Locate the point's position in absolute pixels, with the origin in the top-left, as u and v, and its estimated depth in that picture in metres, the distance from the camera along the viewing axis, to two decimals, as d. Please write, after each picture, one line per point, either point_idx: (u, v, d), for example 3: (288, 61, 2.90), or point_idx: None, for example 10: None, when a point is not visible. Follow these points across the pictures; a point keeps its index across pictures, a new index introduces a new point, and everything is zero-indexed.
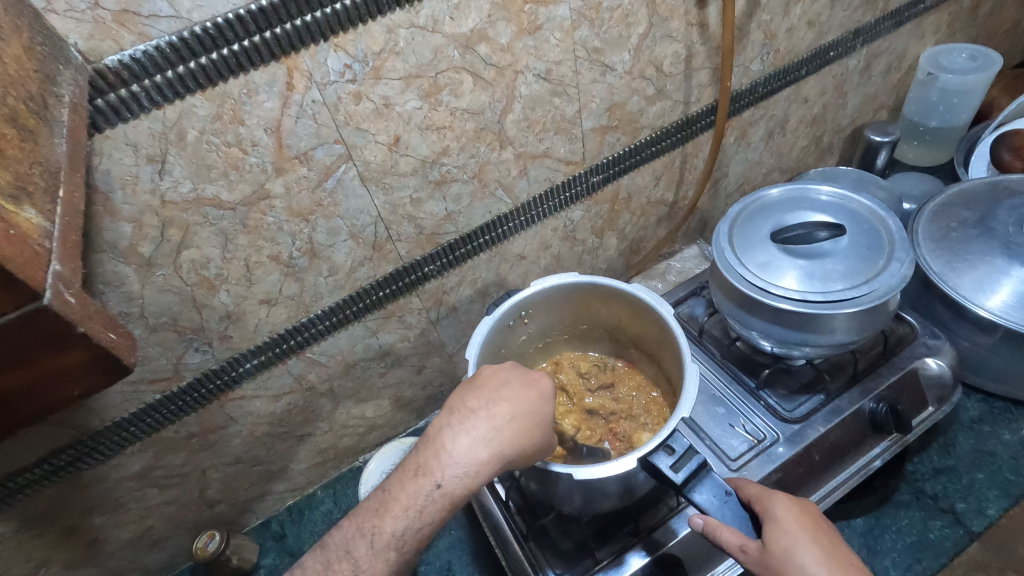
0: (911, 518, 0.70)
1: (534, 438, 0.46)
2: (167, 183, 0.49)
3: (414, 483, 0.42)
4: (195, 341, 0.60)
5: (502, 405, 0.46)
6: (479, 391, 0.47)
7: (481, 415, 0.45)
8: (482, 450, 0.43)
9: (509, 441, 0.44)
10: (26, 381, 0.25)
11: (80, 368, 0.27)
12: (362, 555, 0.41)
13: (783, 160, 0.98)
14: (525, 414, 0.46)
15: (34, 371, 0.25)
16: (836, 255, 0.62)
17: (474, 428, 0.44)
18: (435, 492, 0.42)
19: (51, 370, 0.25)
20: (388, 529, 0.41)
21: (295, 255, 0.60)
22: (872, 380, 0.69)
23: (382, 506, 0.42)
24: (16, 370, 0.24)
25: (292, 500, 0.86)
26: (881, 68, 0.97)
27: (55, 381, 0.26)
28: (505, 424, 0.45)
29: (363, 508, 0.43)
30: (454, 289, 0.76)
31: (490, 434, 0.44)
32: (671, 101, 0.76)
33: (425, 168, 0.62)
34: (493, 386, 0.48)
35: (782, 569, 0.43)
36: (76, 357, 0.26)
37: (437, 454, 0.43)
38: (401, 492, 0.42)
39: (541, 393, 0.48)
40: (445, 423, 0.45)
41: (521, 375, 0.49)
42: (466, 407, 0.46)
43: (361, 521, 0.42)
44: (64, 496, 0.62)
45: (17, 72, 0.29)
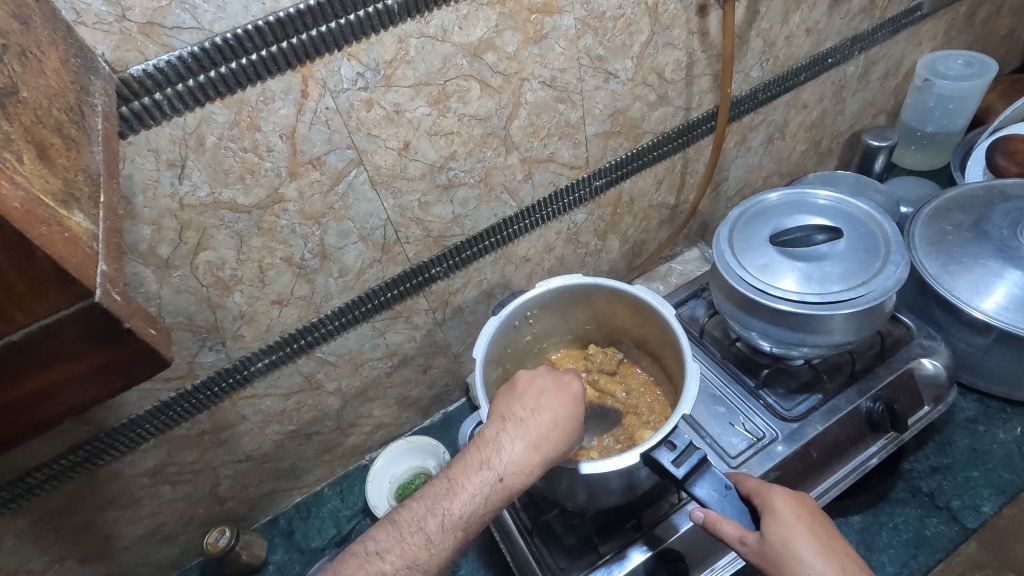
0: (908, 515, 0.71)
1: (577, 440, 0.50)
2: (185, 188, 0.51)
3: (477, 475, 0.45)
4: (209, 340, 0.61)
5: (550, 410, 0.49)
6: (527, 396, 0.50)
7: (533, 419, 0.48)
8: (535, 451, 0.47)
9: (557, 445, 0.48)
10: (76, 374, 0.27)
11: (124, 362, 0.29)
12: (433, 532, 0.44)
13: (782, 164, 1.00)
14: (570, 419, 0.49)
15: (84, 364, 0.27)
16: (833, 258, 0.64)
17: (532, 432, 0.47)
18: (497, 485, 0.45)
19: (100, 362, 0.27)
20: (457, 511, 0.44)
21: (306, 257, 0.61)
22: (869, 380, 0.70)
23: (448, 491, 0.45)
24: (72, 362, 0.26)
25: (300, 498, 0.87)
26: (879, 74, 0.99)
27: (100, 374, 0.28)
28: (553, 429, 0.48)
29: (430, 491, 0.46)
30: (460, 291, 0.77)
31: (541, 438, 0.47)
32: (673, 107, 0.77)
33: (434, 172, 0.63)
34: (539, 391, 0.50)
35: (780, 559, 0.44)
36: (122, 352, 0.28)
37: (497, 450, 0.46)
38: (467, 481, 0.45)
39: (574, 396, 0.50)
40: (500, 425, 0.48)
41: (561, 379, 0.52)
42: (522, 412, 0.48)
43: (430, 503, 0.45)
44: (81, 491, 0.63)
45: (57, 84, 0.30)
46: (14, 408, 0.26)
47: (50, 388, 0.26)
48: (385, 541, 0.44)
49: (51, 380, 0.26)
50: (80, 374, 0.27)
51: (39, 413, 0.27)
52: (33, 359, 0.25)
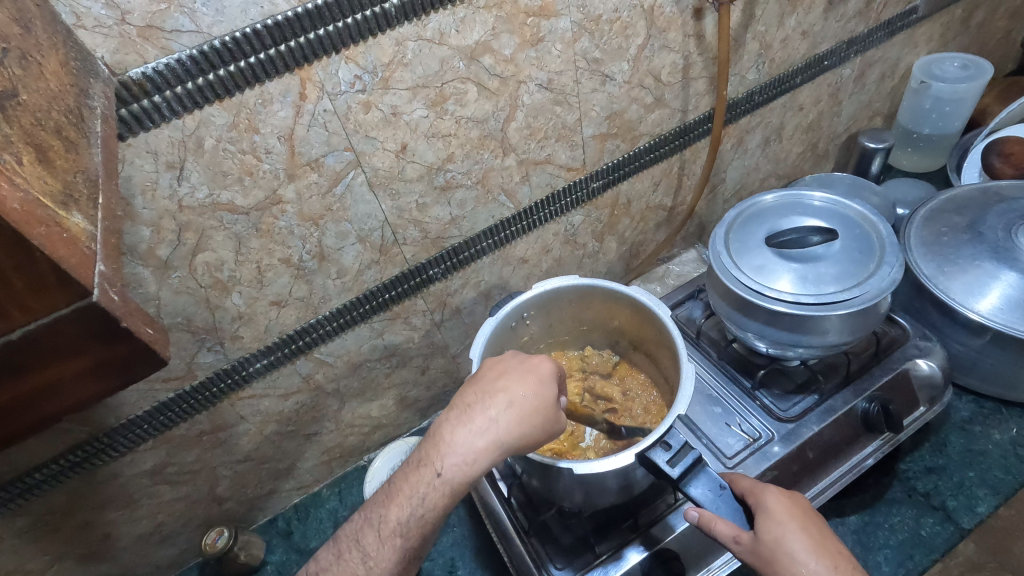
0: (903, 516, 0.72)
1: (536, 422, 0.47)
2: (185, 189, 0.51)
3: (416, 474, 0.46)
4: (208, 341, 0.62)
5: (499, 394, 0.48)
6: (479, 384, 0.49)
7: (478, 407, 0.47)
8: (480, 439, 0.46)
9: (506, 430, 0.46)
10: (76, 372, 0.27)
11: (123, 362, 0.29)
12: (370, 544, 0.46)
13: (779, 166, 1.00)
14: (524, 400, 0.48)
15: (84, 362, 0.27)
16: (828, 259, 0.64)
17: (473, 420, 0.47)
18: (436, 481, 0.45)
19: (100, 361, 0.28)
20: (392, 518, 0.46)
21: (305, 258, 0.62)
22: (864, 381, 0.71)
23: (388, 499, 0.47)
24: (73, 360, 0.26)
25: (299, 499, 0.87)
26: (875, 77, 0.99)
27: (99, 372, 0.28)
28: (502, 413, 0.47)
29: (372, 502, 0.48)
30: (458, 292, 0.78)
31: (485, 424, 0.47)
32: (669, 110, 0.78)
33: (431, 174, 0.64)
34: (491, 377, 0.50)
35: (773, 557, 0.45)
36: (122, 351, 0.28)
37: (437, 446, 0.46)
38: (404, 483, 0.46)
39: (542, 375, 0.50)
40: (445, 418, 0.48)
41: (521, 363, 0.51)
42: (468, 401, 0.48)
43: (368, 513, 0.48)
44: (79, 492, 0.64)
45: (58, 87, 0.31)
46: (14, 404, 0.26)
47: (51, 385, 0.27)
48: (325, 559, 0.47)
49: (52, 377, 0.26)
50: (80, 371, 0.27)
51: (40, 410, 0.27)
52: (33, 357, 0.25)
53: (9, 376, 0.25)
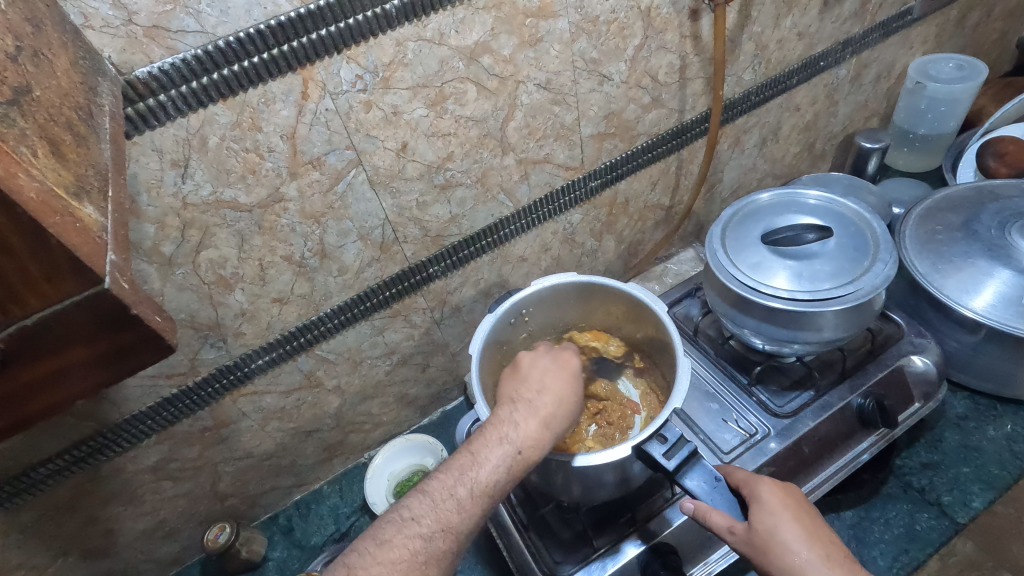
0: (898, 511, 0.72)
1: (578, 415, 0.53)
2: (188, 187, 0.52)
3: (498, 448, 0.47)
4: (211, 337, 0.63)
5: (557, 390, 0.51)
6: (529, 380, 0.52)
7: (544, 398, 0.50)
8: (548, 428, 0.49)
9: (565, 422, 0.50)
10: (83, 359, 0.28)
11: (131, 349, 0.30)
12: (463, 499, 0.46)
13: (776, 166, 1.01)
14: (578, 395, 0.53)
15: (92, 350, 0.28)
16: (823, 256, 0.65)
17: (542, 409, 0.50)
18: (517, 457, 0.47)
19: (109, 348, 0.28)
20: (483, 480, 0.46)
21: (306, 255, 0.63)
22: (859, 377, 0.71)
23: (473, 462, 0.47)
24: (80, 347, 0.27)
25: (300, 495, 0.88)
26: (871, 77, 1.00)
27: (107, 360, 0.29)
28: (562, 405, 0.51)
29: (455, 463, 0.47)
30: (457, 290, 0.79)
31: (551, 415, 0.50)
32: (667, 110, 0.79)
33: (431, 173, 0.65)
34: (541, 371, 0.53)
35: (767, 546, 0.46)
36: (129, 339, 0.29)
37: (515, 425, 0.48)
38: (489, 454, 0.47)
39: (573, 372, 0.53)
40: (511, 404, 0.50)
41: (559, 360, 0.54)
42: (530, 392, 0.51)
43: (457, 472, 0.47)
44: (83, 487, 0.65)
45: (68, 84, 0.32)
46: (26, 392, 0.27)
47: (60, 372, 0.28)
48: (419, 507, 0.46)
49: (60, 364, 0.27)
50: (89, 359, 0.28)
51: (49, 398, 0.28)
52: (44, 344, 0.26)
53: (19, 362, 0.26)
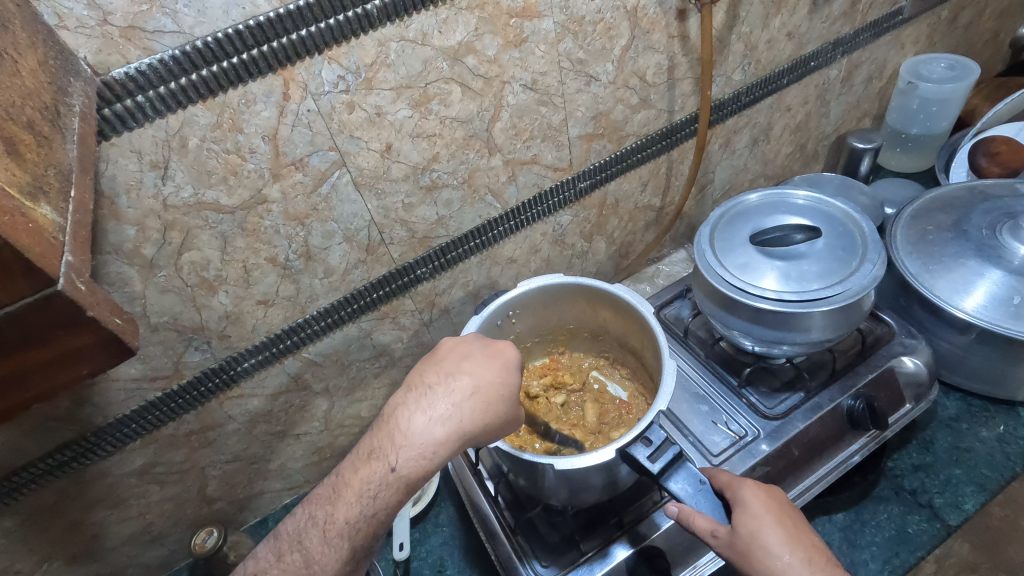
0: (890, 513, 0.72)
1: (494, 412, 0.49)
2: (169, 189, 0.52)
3: (368, 467, 0.46)
4: (194, 341, 0.62)
5: (465, 378, 0.49)
6: (439, 366, 0.51)
7: (440, 395, 0.48)
8: (436, 429, 0.46)
9: (464, 419, 0.47)
10: (40, 361, 0.28)
11: (90, 351, 0.30)
12: (313, 545, 0.45)
13: (768, 167, 1.01)
14: (488, 388, 0.49)
15: (45, 353, 0.28)
16: (811, 256, 0.65)
17: (430, 410, 0.47)
18: (390, 475, 0.45)
19: (64, 350, 0.29)
20: (340, 518, 0.45)
21: (291, 257, 0.62)
22: (850, 378, 0.71)
23: (335, 493, 0.46)
24: (35, 349, 0.27)
25: (290, 499, 0.88)
26: (862, 77, 1.00)
27: (63, 362, 0.29)
28: (461, 402, 0.48)
29: (314, 498, 0.47)
30: (446, 292, 0.78)
31: (445, 411, 0.47)
32: (655, 110, 0.79)
33: (416, 174, 0.64)
34: (455, 361, 0.51)
35: (749, 550, 0.46)
36: (87, 339, 0.29)
37: (392, 435, 0.46)
38: (355, 477, 0.46)
39: (504, 363, 0.52)
40: (401, 402, 0.49)
41: (485, 347, 0.53)
42: (424, 386, 0.49)
43: (313, 510, 0.46)
44: (68, 491, 0.64)
45: (35, 85, 0.32)
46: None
47: (14, 375, 0.28)
48: (264, 559, 0.46)
49: (14, 367, 0.27)
50: (41, 363, 0.28)
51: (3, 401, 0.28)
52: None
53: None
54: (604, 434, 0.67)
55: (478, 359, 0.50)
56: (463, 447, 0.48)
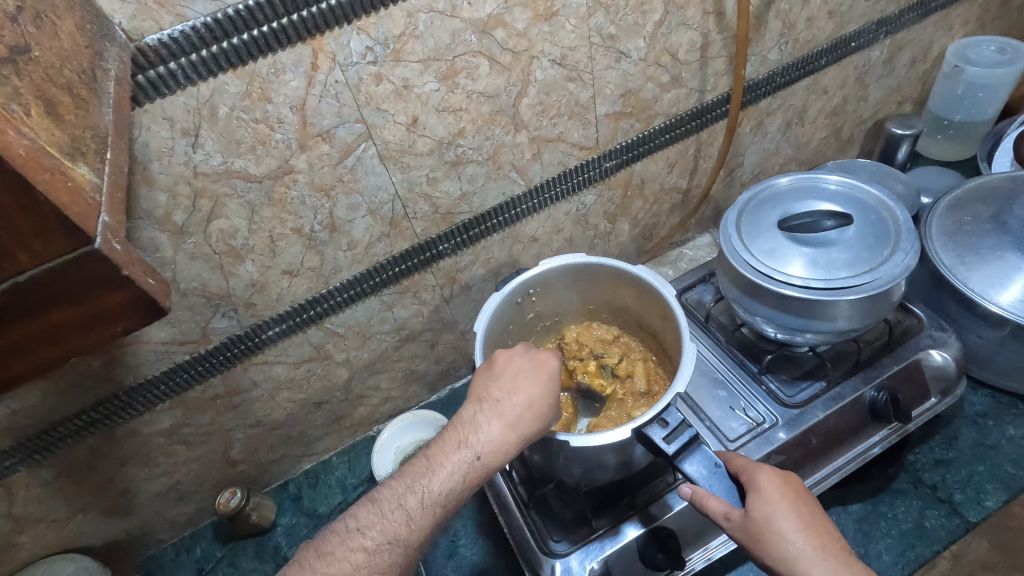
0: (908, 506, 0.71)
1: (554, 418, 0.54)
2: (199, 156, 0.52)
3: (456, 453, 0.49)
4: (222, 307, 0.64)
5: (532, 387, 0.53)
6: (506, 375, 0.54)
7: (513, 397, 0.52)
8: (514, 429, 0.50)
9: (536, 422, 0.51)
10: (77, 317, 0.29)
11: (122, 309, 0.31)
12: (412, 509, 0.47)
13: (800, 151, 0.98)
14: (545, 399, 0.52)
15: (82, 310, 0.29)
16: (841, 244, 0.63)
17: (506, 411, 0.51)
18: (475, 463, 0.49)
19: (99, 308, 0.29)
20: (435, 489, 0.48)
21: (316, 229, 0.63)
22: (874, 369, 0.69)
23: (428, 470, 0.49)
24: (71, 306, 0.28)
25: (310, 465, 0.90)
26: (905, 60, 0.96)
27: (95, 321, 0.30)
28: (533, 406, 0.52)
29: (409, 471, 0.49)
30: (468, 268, 0.78)
31: (519, 415, 0.51)
32: (686, 89, 0.77)
33: (442, 148, 0.64)
34: (519, 369, 0.54)
35: (762, 534, 0.45)
36: (122, 299, 0.30)
37: (475, 430, 0.50)
38: (445, 460, 0.49)
39: (550, 374, 0.54)
40: (478, 405, 0.52)
41: (542, 359, 0.56)
42: (496, 391, 0.52)
43: (409, 481, 0.48)
44: (101, 446, 0.67)
45: (72, 47, 0.32)
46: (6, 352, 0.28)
47: (52, 331, 0.29)
48: (365, 517, 0.47)
49: (51, 323, 0.28)
50: (78, 319, 0.29)
51: (38, 354, 0.29)
52: (34, 302, 0.27)
53: (8, 320, 0.27)
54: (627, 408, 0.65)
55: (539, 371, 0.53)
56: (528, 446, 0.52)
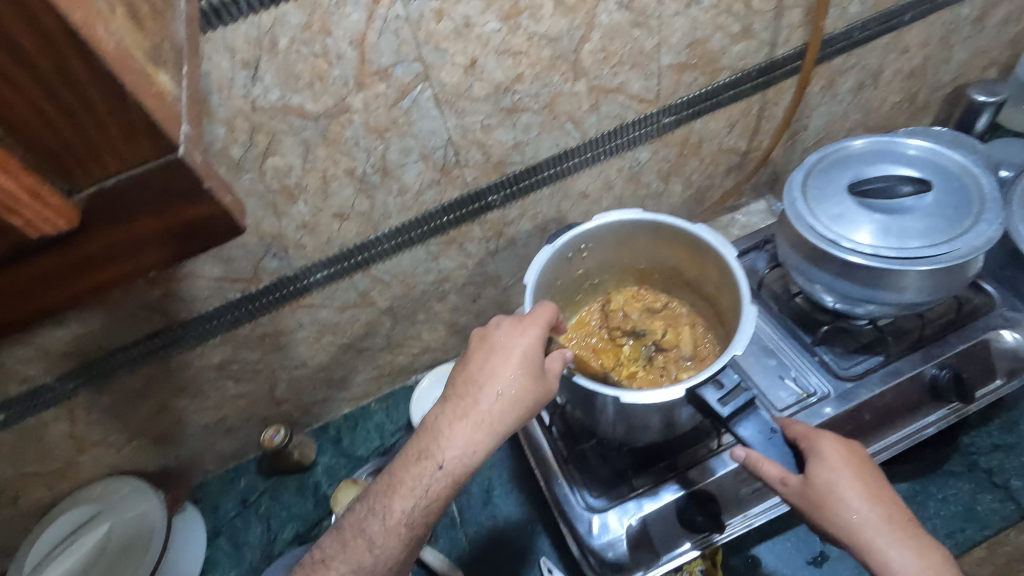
0: (959, 489, 0.69)
1: (527, 407, 0.51)
2: (258, 90, 0.52)
3: (417, 467, 0.50)
4: (274, 246, 0.64)
5: (496, 381, 0.51)
6: (470, 371, 0.52)
7: (473, 400, 0.51)
8: (478, 431, 0.50)
9: (501, 419, 0.50)
10: (161, 227, 0.35)
11: (201, 222, 0.36)
12: (375, 534, 0.50)
13: (870, 116, 0.92)
14: (512, 391, 0.51)
15: (166, 220, 0.34)
16: (917, 212, 0.59)
17: (467, 416, 0.50)
18: (438, 473, 0.49)
19: (182, 218, 0.35)
20: (397, 509, 0.50)
21: (368, 171, 0.62)
22: (938, 347, 0.66)
23: (390, 490, 0.51)
24: (159, 217, 0.34)
25: (349, 410, 0.92)
26: (997, 19, 0.88)
27: (177, 231, 0.35)
28: (497, 402, 0.50)
29: (374, 492, 0.52)
30: (515, 222, 0.77)
31: (482, 416, 0.50)
32: (757, 42, 0.72)
33: (498, 94, 0.62)
34: (483, 360, 0.52)
35: (823, 500, 0.46)
36: (202, 210, 0.35)
37: (436, 441, 0.50)
38: (406, 476, 0.50)
39: (520, 357, 0.52)
40: (441, 409, 0.52)
41: (511, 342, 0.53)
42: (459, 393, 0.52)
43: (372, 503, 0.51)
44: (156, 376, 0.70)
45: None
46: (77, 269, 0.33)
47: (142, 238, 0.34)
48: (329, 548, 0.52)
49: (140, 231, 0.34)
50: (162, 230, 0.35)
51: (133, 260, 0.35)
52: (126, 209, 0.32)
53: (95, 229, 0.32)
54: (671, 371, 0.64)
55: (504, 357, 0.51)
56: (502, 441, 0.51)
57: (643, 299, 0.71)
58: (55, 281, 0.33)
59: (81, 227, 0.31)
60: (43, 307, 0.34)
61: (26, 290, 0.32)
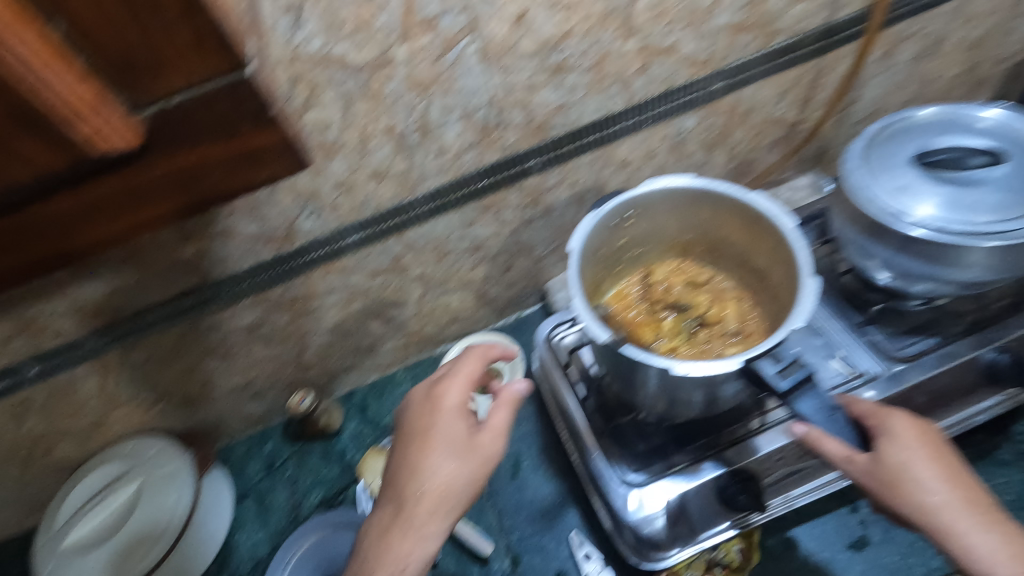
0: (1009, 477, 0.66)
1: (469, 490, 0.56)
2: (300, 38, 0.49)
3: None
4: (309, 205, 0.62)
5: (431, 466, 0.55)
6: (404, 459, 0.57)
7: (412, 494, 0.54)
8: (428, 518, 0.54)
9: (443, 507, 0.54)
10: (226, 155, 0.37)
11: (265, 153, 0.39)
12: None
13: (926, 89, 0.87)
14: (450, 473, 0.55)
15: (231, 147, 0.37)
16: (988, 185, 0.56)
17: (410, 518, 0.54)
18: None
19: (247, 146, 0.38)
20: None
21: (408, 130, 0.60)
22: (997, 330, 0.63)
23: None
24: (225, 143, 0.37)
25: (375, 378, 0.91)
26: None
27: (241, 160, 0.38)
28: (435, 489, 0.54)
29: None
30: (553, 189, 0.74)
31: (424, 508, 0.54)
32: (818, 3, 0.68)
33: (545, 51, 0.59)
34: (413, 442, 0.57)
35: (897, 480, 0.47)
36: (267, 139, 0.38)
37: (391, 553, 0.53)
38: None
39: (447, 416, 0.57)
40: (382, 519, 0.55)
41: (437, 405, 0.58)
42: (396, 494, 0.55)
43: None
44: (187, 335, 0.69)
45: None
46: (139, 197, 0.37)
47: (202, 165, 0.37)
48: None
49: (202, 156, 0.37)
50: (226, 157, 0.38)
51: (190, 191, 0.38)
52: (190, 130, 0.35)
53: (157, 151, 0.35)
54: (716, 347, 0.62)
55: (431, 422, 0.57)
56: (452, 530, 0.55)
57: (686, 272, 0.68)
58: (121, 206, 0.37)
59: (144, 148, 0.35)
60: (110, 234, 0.38)
61: (93, 212, 0.36)
